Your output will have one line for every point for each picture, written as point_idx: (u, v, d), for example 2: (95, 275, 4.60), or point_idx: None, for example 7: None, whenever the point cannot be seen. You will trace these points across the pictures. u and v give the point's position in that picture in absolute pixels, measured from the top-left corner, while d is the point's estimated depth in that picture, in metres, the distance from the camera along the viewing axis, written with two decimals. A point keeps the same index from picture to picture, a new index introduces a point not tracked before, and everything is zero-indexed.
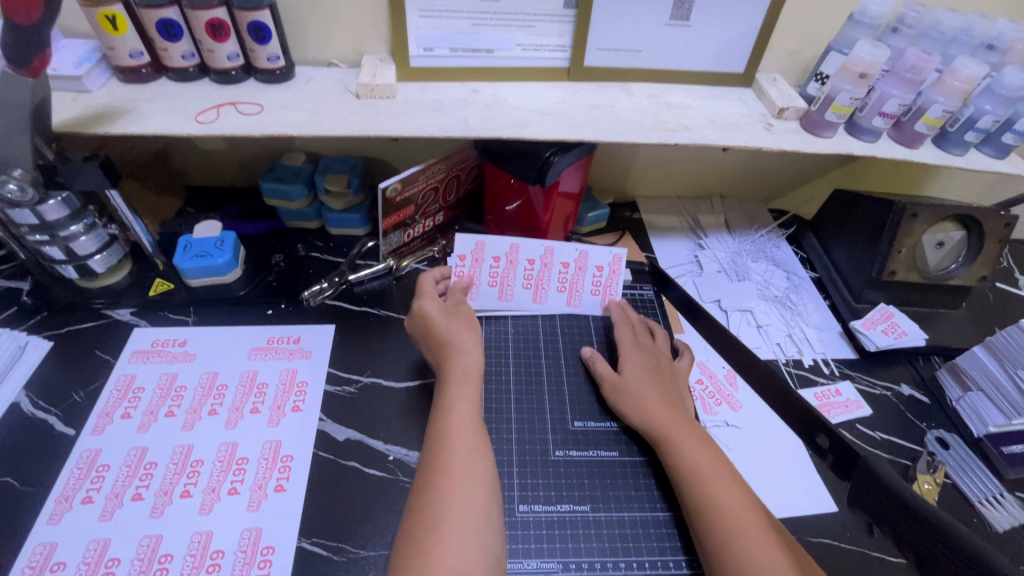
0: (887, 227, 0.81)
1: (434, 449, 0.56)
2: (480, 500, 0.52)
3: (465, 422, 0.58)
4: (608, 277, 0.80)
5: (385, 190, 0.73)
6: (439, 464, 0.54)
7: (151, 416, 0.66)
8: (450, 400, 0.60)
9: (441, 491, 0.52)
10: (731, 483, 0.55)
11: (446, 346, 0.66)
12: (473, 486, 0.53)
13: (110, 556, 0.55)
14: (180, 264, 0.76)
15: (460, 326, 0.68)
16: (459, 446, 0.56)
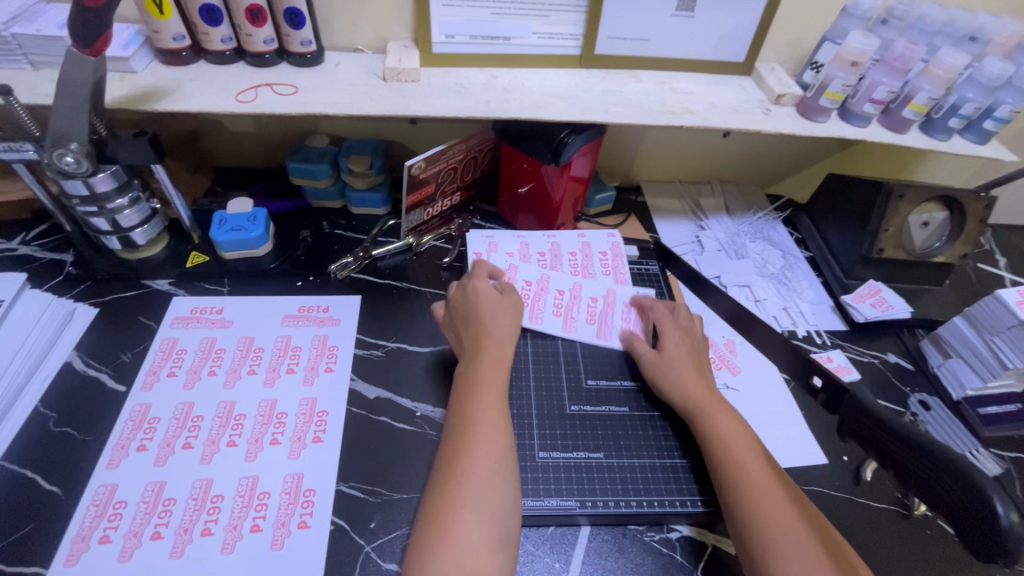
0: (876, 209, 0.87)
1: (457, 429, 0.60)
2: (491, 478, 0.55)
3: (490, 388, 0.63)
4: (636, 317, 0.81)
5: (411, 168, 0.78)
6: (458, 443, 0.58)
7: (195, 375, 0.71)
8: (476, 382, 0.64)
9: (459, 470, 0.55)
10: (754, 461, 0.59)
11: (479, 336, 0.69)
12: (486, 464, 0.56)
13: (166, 496, 0.60)
14: (216, 237, 0.81)
15: (495, 311, 0.72)
16: (479, 428, 0.59)
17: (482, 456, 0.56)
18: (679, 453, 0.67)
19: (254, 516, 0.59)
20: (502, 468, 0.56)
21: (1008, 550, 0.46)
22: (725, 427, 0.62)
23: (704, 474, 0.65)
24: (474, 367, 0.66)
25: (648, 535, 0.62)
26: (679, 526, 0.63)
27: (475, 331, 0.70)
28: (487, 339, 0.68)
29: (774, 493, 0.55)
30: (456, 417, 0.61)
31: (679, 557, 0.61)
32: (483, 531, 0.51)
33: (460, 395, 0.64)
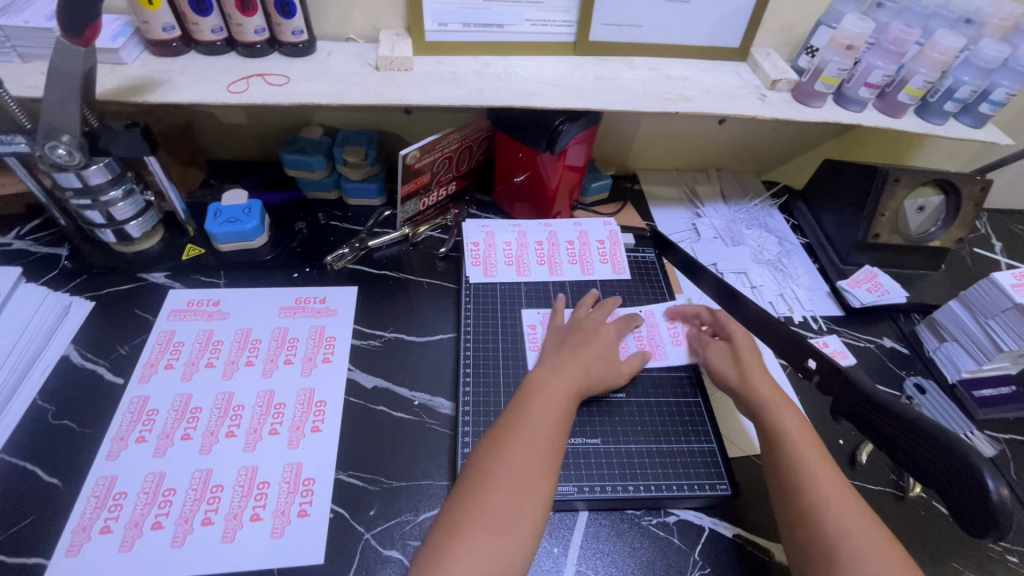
0: (872, 194, 0.87)
1: (503, 429, 0.59)
2: (530, 484, 0.54)
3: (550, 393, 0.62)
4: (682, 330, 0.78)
5: (405, 157, 0.78)
6: (500, 443, 0.57)
7: (193, 366, 0.71)
8: (541, 388, 0.63)
9: (491, 471, 0.54)
10: (818, 465, 0.56)
11: (567, 358, 0.67)
12: (524, 471, 0.54)
13: (166, 486, 0.60)
14: (211, 229, 0.80)
15: (606, 344, 0.71)
16: (527, 433, 0.58)
17: (521, 461, 0.55)
18: (676, 439, 0.67)
19: (254, 505, 0.60)
20: (540, 478, 0.55)
21: (999, 524, 0.46)
22: (790, 428, 0.60)
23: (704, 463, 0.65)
24: (536, 376, 0.65)
25: (646, 520, 0.63)
26: (676, 510, 0.64)
27: (568, 355, 0.68)
28: (575, 359, 0.67)
29: (835, 492, 0.53)
30: (504, 418, 0.60)
31: (676, 540, 0.61)
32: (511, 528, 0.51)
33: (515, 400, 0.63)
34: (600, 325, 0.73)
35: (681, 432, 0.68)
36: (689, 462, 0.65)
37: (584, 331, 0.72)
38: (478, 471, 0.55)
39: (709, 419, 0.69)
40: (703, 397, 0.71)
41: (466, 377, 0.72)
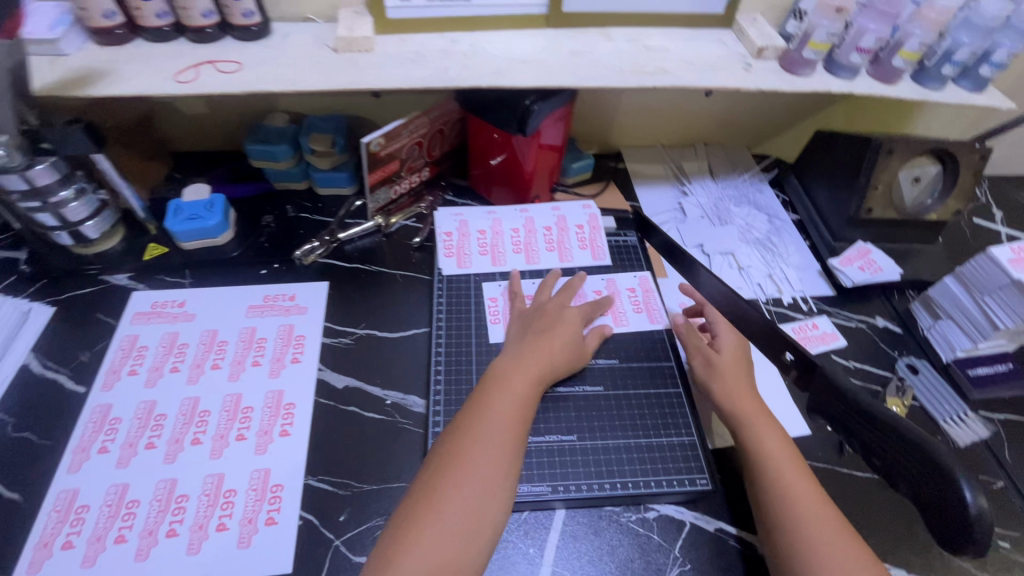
0: (865, 167, 0.82)
1: (459, 430, 0.57)
2: (485, 483, 0.53)
3: (511, 390, 0.61)
4: (643, 297, 0.79)
5: (369, 144, 0.75)
6: (456, 444, 0.56)
7: (157, 372, 0.69)
8: (502, 383, 0.61)
9: (444, 478, 0.53)
10: (805, 493, 0.55)
11: (529, 346, 0.66)
12: (489, 467, 0.54)
13: (130, 498, 0.59)
14: (172, 228, 0.77)
15: (570, 326, 0.69)
16: (487, 434, 0.56)
17: (479, 463, 0.54)
18: (656, 433, 0.65)
19: (220, 514, 0.58)
20: (498, 484, 0.54)
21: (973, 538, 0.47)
22: (774, 453, 0.58)
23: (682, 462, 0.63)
24: (499, 372, 0.63)
25: (625, 516, 0.61)
26: (657, 505, 0.62)
27: (529, 346, 0.66)
28: (539, 352, 0.65)
29: (813, 515, 0.53)
30: (461, 419, 0.59)
31: (656, 537, 0.60)
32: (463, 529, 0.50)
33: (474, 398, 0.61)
34: (566, 308, 0.71)
35: (662, 425, 0.66)
36: (669, 457, 0.63)
37: (548, 315, 0.70)
38: (431, 473, 0.54)
39: (691, 411, 0.67)
40: (685, 388, 0.69)
41: (438, 376, 0.70)
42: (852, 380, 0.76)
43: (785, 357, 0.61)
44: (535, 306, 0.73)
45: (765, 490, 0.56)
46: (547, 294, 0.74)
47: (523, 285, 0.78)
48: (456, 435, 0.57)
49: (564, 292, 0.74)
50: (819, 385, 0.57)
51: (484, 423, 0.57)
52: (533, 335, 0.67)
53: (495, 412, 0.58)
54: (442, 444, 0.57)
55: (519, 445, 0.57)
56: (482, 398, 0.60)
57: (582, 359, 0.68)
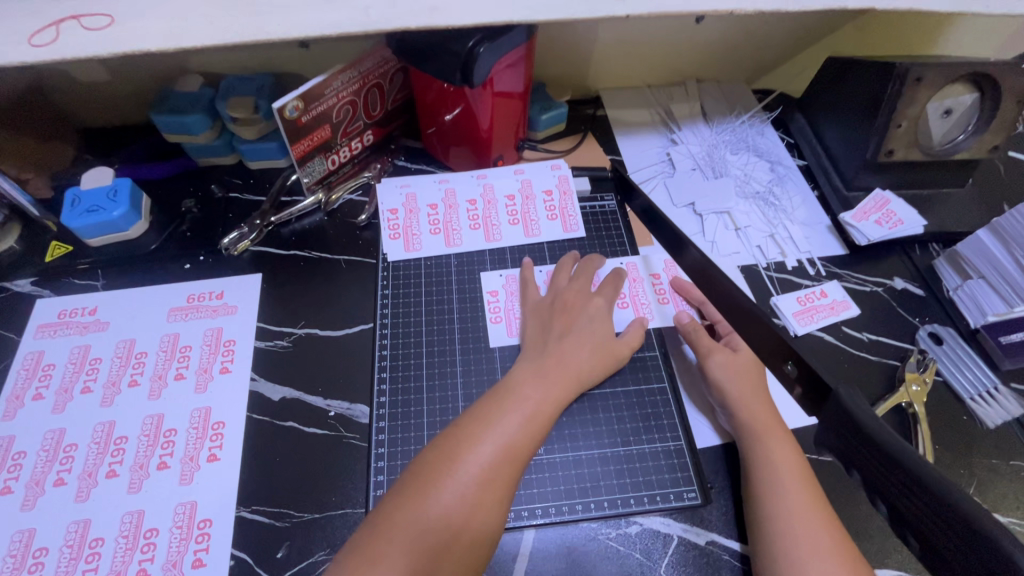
0: (886, 102, 0.69)
1: (446, 447, 0.49)
2: (470, 502, 0.46)
3: (524, 399, 0.53)
4: (630, 290, 0.68)
5: (282, 110, 0.63)
6: (439, 462, 0.48)
7: (66, 395, 0.60)
8: (513, 390, 0.54)
9: (415, 503, 0.45)
10: (809, 526, 0.48)
11: (550, 355, 0.57)
12: (478, 479, 0.47)
13: (37, 546, 0.51)
14: (72, 223, 0.66)
15: (595, 323, 0.61)
16: (478, 459, 0.48)
17: (463, 493, 0.46)
18: (635, 439, 0.58)
19: (140, 559, 0.51)
20: (480, 520, 0.46)
21: None
22: (783, 476, 0.51)
23: (678, 475, 0.56)
24: (508, 387, 0.54)
25: (603, 533, 0.54)
26: (640, 519, 0.54)
27: (552, 355, 0.57)
28: (559, 363, 0.57)
29: (814, 544, 0.47)
30: (450, 435, 0.50)
31: (638, 555, 0.52)
32: (434, 548, 0.43)
33: (472, 412, 0.52)
34: (590, 298, 0.63)
35: (643, 430, 0.58)
36: (650, 467, 0.56)
37: (569, 312, 0.62)
38: (401, 496, 0.46)
39: (677, 412, 0.60)
40: (670, 382, 0.62)
41: (383, 382, 0.61)
42: (865, 356, 0.66)
43: (787, 369, 0.46)
44: (551, 295, 0.64)
45: (763, 513, 0.50)
46: (563, 279, 0.66)
47: (486, 277, 0.69)
48: (440, 454, 0.48)
49: (582, 278, 0.65)
50: (829, 413, 0.42)
51: (478, 445, 0.49)
52: (554, 340, 0.59)
53: (494, 434, 0.50)
54: (421, 463, 0.48)
55: (516, 476, 0.49)
56: (482, 414, 0.51)
57: (615, 361, 0.60)
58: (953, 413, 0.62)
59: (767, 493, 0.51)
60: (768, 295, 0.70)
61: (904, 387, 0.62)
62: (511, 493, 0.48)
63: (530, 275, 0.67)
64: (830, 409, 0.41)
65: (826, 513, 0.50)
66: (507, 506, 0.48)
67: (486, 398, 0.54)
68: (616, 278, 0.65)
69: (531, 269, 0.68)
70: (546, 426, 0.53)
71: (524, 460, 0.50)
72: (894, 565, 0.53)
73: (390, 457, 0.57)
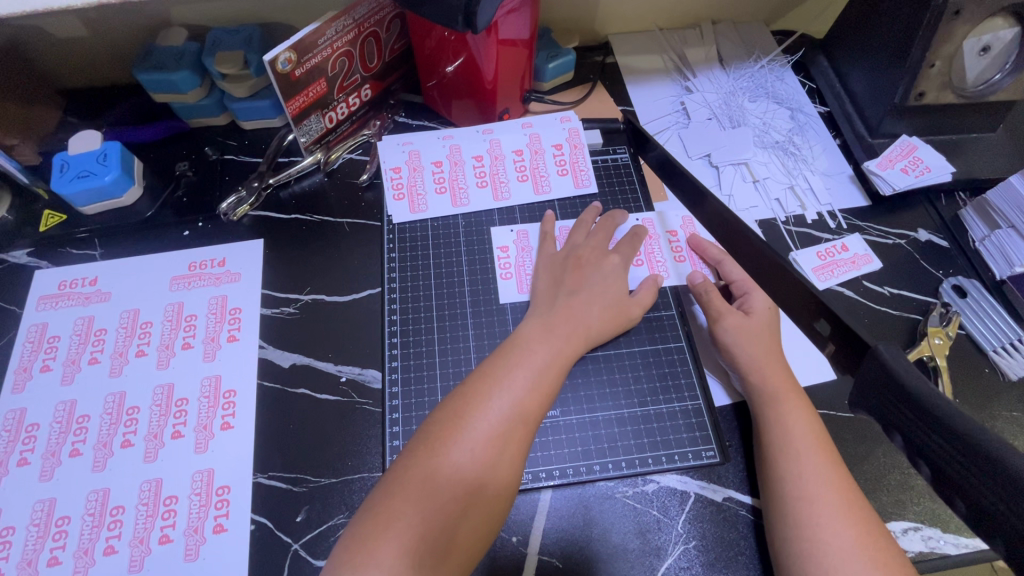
0: (920, 38, 0.64)
1: (454, 407, 0.48)
2: (482, 460, 0.45)
3: (532, 356, 0.52)
4: (646, 247, 0.65)
5: (275, 62, 0.59)
6: (449, 422, 0.47)
7: (73, 366, 0.59)
8: (522, 348, 0.52)
9: (428, 462, 0.45)
10: (827, 482, 0.47)
11: (562, 314, 0.56)
12: (490, 439, 0.46)
13: (59, 515, 0.52)
14: (61, 190, 0.63)
15: (609, 280, 0.59)
16: (489, 417, 0.47)
17: (475, 452, 0.45)
18: (652, 400, 0.57)
19: (161, 525, 0.52)
20: (494, 479, 0.45)
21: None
22: (801, 433, 0.50)
23: (694, 435, 0.55)
24: (515, 343, 0.53)
25: (620, 492, 0.54)
26: (657, 477, 0.54)
27: (561, 311, 0.56)
28: (570, 318, 0.55)
29: (826, 500, 0.46)
30: (459, 395, 0.49)
31: (655, 512, 0.53)
32: (449, 507, 0.43)
33: (479, 370, 0.51)
34: (604, 256, 0.61)
35: (660, 390, 0.58)
36: (668, 426, 0.56)
37: (582, 268, 0.60)
38: (412, 457, 0.45)
39: (695, 370, 0.59)
40: (687, 341, 0.60)
41: (393, 347, 0.60)
42: (886, 310, 0.64)
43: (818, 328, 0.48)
44: (566, 250, 0.62)
45: (776, 470, 0.49)
46: (578, 237, 0.63)
47: (496, 232, 0.67)
48: (449, 413, 0.47)
49: (599, 234, 0.63)
50: None
51: (487, 403, 0.48)
52: (565, 296, 0.57)
53: (504, 390, 0.49)
54: (431, 424, 0.47)
55: (529, 433, 0.48)
56: (490, 372, 0.50)
57: (628, 321, 0.58)
58: (975, 367, 0.61)
59: (779, 448, 0.50)
60: (787, 249, 0.68)
61: (926, 341, 0.60)
62: (525, 452, 0.48)
63: (550, 228, 0.65)
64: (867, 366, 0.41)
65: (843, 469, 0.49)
66: (520, 465, 0.47)
67: (493, 355, 0.52)
68: (634, 238, 0.63)
69: (552, 223, 0.65)
70: (557, 381, 0.52)
71: (536, 416, 0.49)
72: (912, 517, 0.53)
73: (405, 421, 0.57)
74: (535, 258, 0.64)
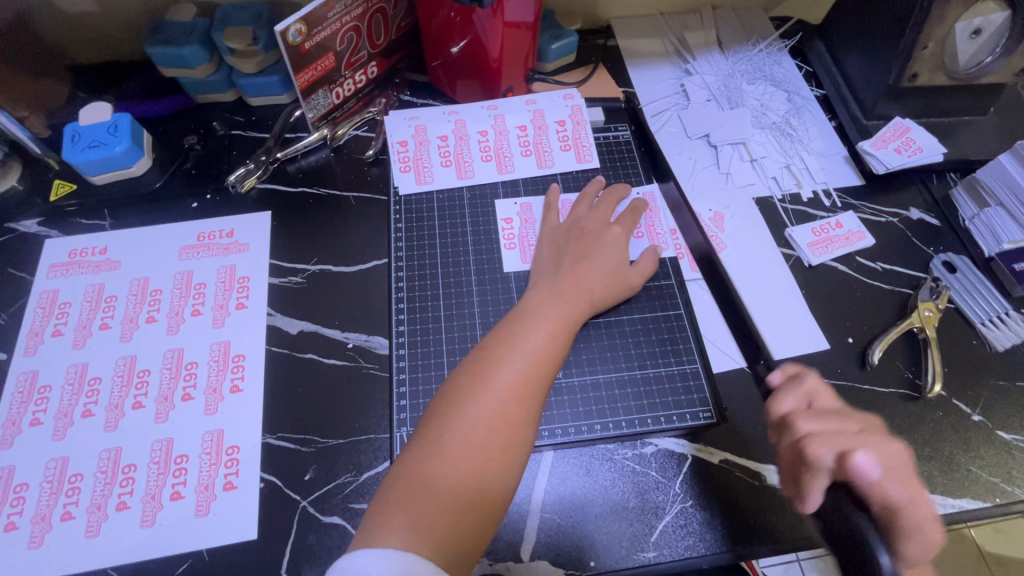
0: (913, 20, 0.65)
1: (475, 369, 0.50)
2: (499, 429, 0.46)
3: (539, 326, 0.53)
4: (646, 220, 0.67)
5: (285, 33, 0.60)
6: (461, 393, 0.48)
7: (85, 331, 0.60)
8: (529, 318, 0.53)
9: (445, 433, 0.46)
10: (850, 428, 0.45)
11: (566, 282, 0.57)
12: (503, 408, 0.47)
13: (72, 472, 0.53)
14: (73, 159, 0.64)
15: (611, 249, 0.60)
16: (508, 377, 0.49)
17: (497, 411, 0.47)
18: (652, 363, 0.59)
19: (172, 483, 0.53)
20: (511, 442, 0.46)
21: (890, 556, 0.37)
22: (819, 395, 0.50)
23: (694, 398, 0.57)
24: (526, 310, 0.55)
25: (621, 453, 0.55)
26: (655, 440, 0.56)
27: (566, 277, 0.58)
28: (574, 283, 0.57)
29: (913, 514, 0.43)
30: (469, 366, 0.50)
31: (654, 474, 0.54)
32: (471, 474, 0.44)
33: (489, 341, 0.52)
34: (606, 226, 0.62)
35: (659, 354, 0.59)
36: (667, 389, 0.57)
37: (585, 238, 0.61)
38: (438, 418, 0.47)
39: (693, 336, 0.61)
40: (686, 309, 0.62)
41: (400, 313, 0.62)
42: (878, 285, 0.66)
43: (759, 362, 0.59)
44: (569, 221, 0.64)
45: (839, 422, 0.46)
46: (582, 208, 0.65)
47: (499, 205, 0.68)
48: (471, 375, 0.49)
49: (603, 206, 0.64)
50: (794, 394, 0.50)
51: (501, 369, 0.49)
52: (566, 264, 0.59)
53: (521, 351, 0.50)
54: (444, 395, 0.49)
55: (543, 392, 0.50)
56: (504, 335, 0.52)
57: (627, 288, 0.60)
58: (964, 339, 0.62)
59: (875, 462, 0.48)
60: (783, 226, 0.70)
61: (916, 314, 0.62)
62: (536, 415, 0.49)
63: (554, 200, 0.66)
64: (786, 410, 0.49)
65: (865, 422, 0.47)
66: (533, 427, 0.48)
67: (501, 324, 0.54)
68: (635, 212, 0.64)
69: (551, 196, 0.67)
70: (567, 343, 0.54)
71: (550, 374, 0.51)
72: None
73: (412, 383, 0.58)
74: (538, 229, 0.66)
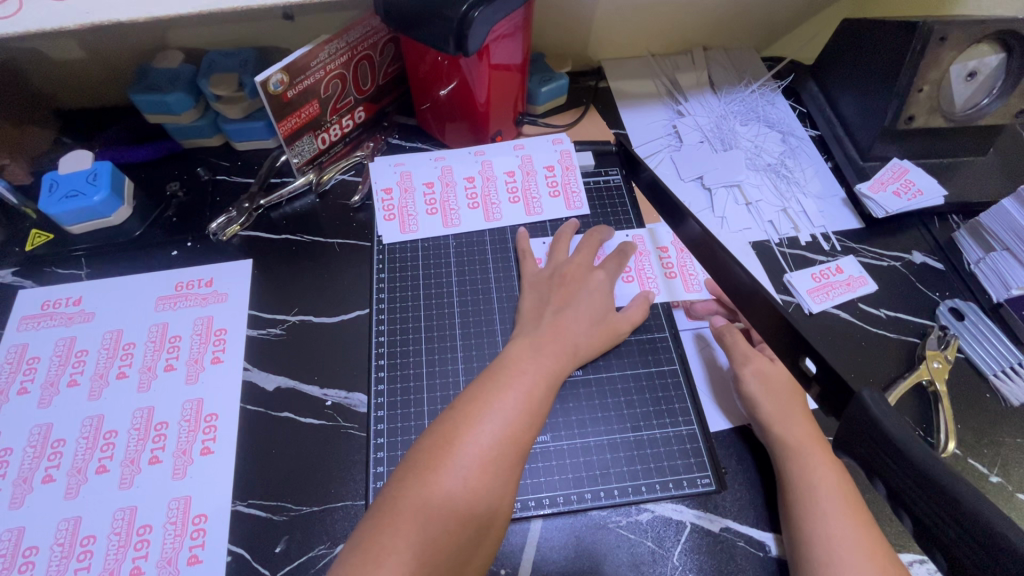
0: (907, 63, 0.65)
1: (451, 422, 0.47)
2: (473, 493, 0.43)
3: (518, 378, 0.50)
4: (677, 259, 0.66)
5: (266, 83, 0.59)
6: (435, 454, 0.45)
7: (52, 388, 0.57)
8: (510, 372, 0.51)
9: (414, 496, 0.43)
10: (845, 523, 0.45)
11: (546, 335, 0.55)
12: (478, 469, 0.44)
13: (26, 545, 0.50)
14: (50, 210, 0.63)
15: (595, 296, 0.59)
16: (483, 439, 0.45)
17: (470, 483, 0.44)
18: (646, 424, 0.56)
19: (134, 556, 0.49)
20: (483, 509, 0.44)
21: None
22: (805, 447, 0.50)
23: (693, 462, 0.54)
24: (505, 363, 0.52)
25: (613, 521, 0.52)
26: (651, 506, 0.52)
27: (547, 328, 0.55)
28: (556, 336, 0.55)
29: (848, 528, 0.44)
30: (446, 419, 0.47)
31: (649, 544, 0.50)
32: (437, 539, 0.41)
33: (468, 394, 0.49)
34: (590, 272, 0.61)
35: (654, 415, 0.56)
36: (662, 453, 0.54)
37: (567, 286, 0.59)
38: (403, 485, 0.43)
39: (690, 395, 0.57)
40: (681, 364, 0.59)
41: (380, 370, 0.59)
42: (883, 333, 0.63)
43: (804, 365, 0.40)
44: (551, 269, 0.62)
45: (813, 508, 0.46)
46: (563, 254, 0.63)
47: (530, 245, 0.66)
48: (447, 428, 0.47)
49: (585, 250, 0.63)
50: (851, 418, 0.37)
51: (477, 427, 0.46)
52: (549, 315, 0.57)
53: (498, 410, 0.48)
54: (418, 451, 0.46)
55: (519, 458, 0.47)
56: (481, 394, 0.49)
57: (616, 337, 0.58)
58: (976, 391, 0.59)
59: (799, 473, 0.49)
60: (782, 271, 0.68)
61: (924, 365, 0.59)
62: (514, 478, 0.46)
63: (567, 235, 0.65)
64: (850, 414, 0.37)
65: (851, 515, 0.45)
66: (512, 491, 0.46)
67: (482, 376, 0.51)
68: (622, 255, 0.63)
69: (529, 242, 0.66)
70: (545, 402, 0.51)
71: (527, 441, 0.47)
72: (917, 549, 0.50)
73: (390, 447, 0.55)
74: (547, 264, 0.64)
